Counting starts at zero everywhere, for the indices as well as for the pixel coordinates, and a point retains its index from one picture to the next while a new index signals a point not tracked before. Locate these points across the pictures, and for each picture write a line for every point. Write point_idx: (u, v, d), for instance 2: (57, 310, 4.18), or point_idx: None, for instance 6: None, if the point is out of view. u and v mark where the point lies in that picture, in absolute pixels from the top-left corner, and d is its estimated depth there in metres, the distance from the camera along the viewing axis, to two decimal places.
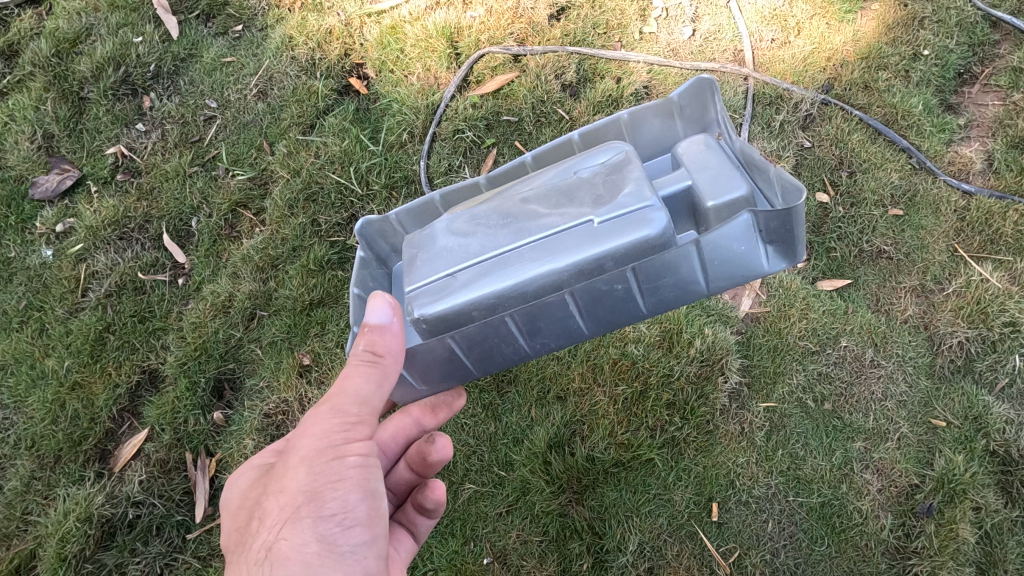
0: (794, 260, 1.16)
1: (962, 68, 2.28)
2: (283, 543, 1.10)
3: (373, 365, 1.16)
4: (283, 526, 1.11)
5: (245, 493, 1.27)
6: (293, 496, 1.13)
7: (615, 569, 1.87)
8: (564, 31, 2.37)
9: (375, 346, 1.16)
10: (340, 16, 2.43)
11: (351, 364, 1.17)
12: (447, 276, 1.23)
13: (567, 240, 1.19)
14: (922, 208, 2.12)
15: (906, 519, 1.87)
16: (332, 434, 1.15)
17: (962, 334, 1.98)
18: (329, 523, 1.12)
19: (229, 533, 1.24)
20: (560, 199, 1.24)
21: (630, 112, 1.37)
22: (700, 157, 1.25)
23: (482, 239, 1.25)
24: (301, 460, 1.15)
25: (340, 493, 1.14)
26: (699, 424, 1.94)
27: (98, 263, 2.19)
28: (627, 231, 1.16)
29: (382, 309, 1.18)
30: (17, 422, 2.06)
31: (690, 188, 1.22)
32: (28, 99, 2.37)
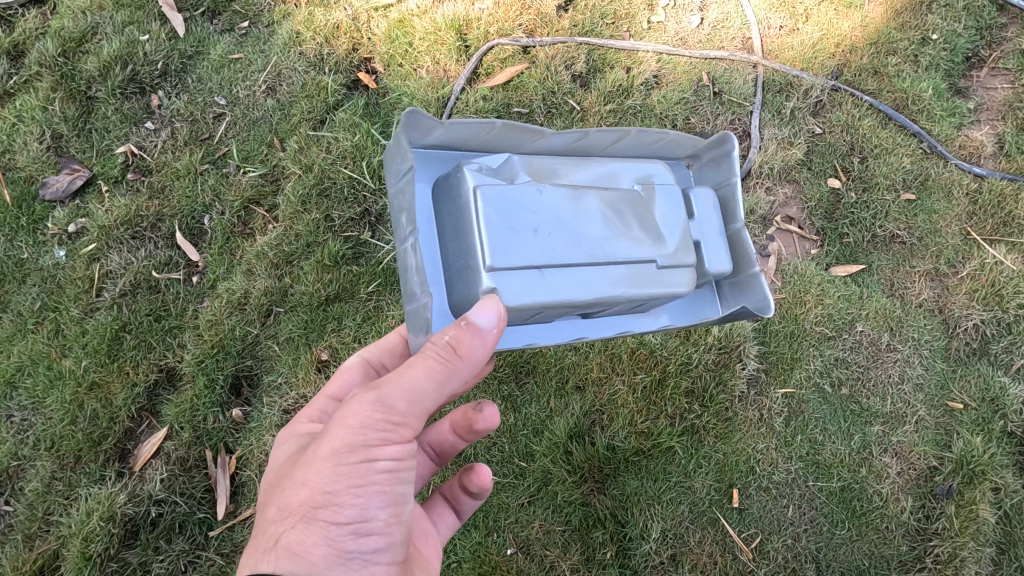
0: None
1: (969, 51, 2.28)
2: (293, 540, 1.11)
3: (445, 361, 1.11)
4: (297, 522, 1.12)
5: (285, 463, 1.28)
6: (315, 491, 1.12)
7: (638, 557, 1.89)
8: (573, 22, 2.36)
9: (458, 342, 1.10)
10: (347, 10, 2.40)
11: (423, 353, 1.12)
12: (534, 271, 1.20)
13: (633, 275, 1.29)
14: (935, 191, 2.12)
15: (925, 501, 1.89)
16: (370, 432, 1.12)
17: (977, 316, 1.99)
18: (343, 530, 1.12)
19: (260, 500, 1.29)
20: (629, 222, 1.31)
21: (679, 134, 1.43)
22: (710, 215, 1.44)
23: (568, 238, 1.24)
24: (329, 454, 1.12)
25: (359, 501, 1.12)
26: (718, 411, 1.95)
27: (111, 262, 2.18)
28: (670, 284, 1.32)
29: (490, 312, 1.09)
30: (36, 423, 2.06)
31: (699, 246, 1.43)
32: (35, 99, 2.35)
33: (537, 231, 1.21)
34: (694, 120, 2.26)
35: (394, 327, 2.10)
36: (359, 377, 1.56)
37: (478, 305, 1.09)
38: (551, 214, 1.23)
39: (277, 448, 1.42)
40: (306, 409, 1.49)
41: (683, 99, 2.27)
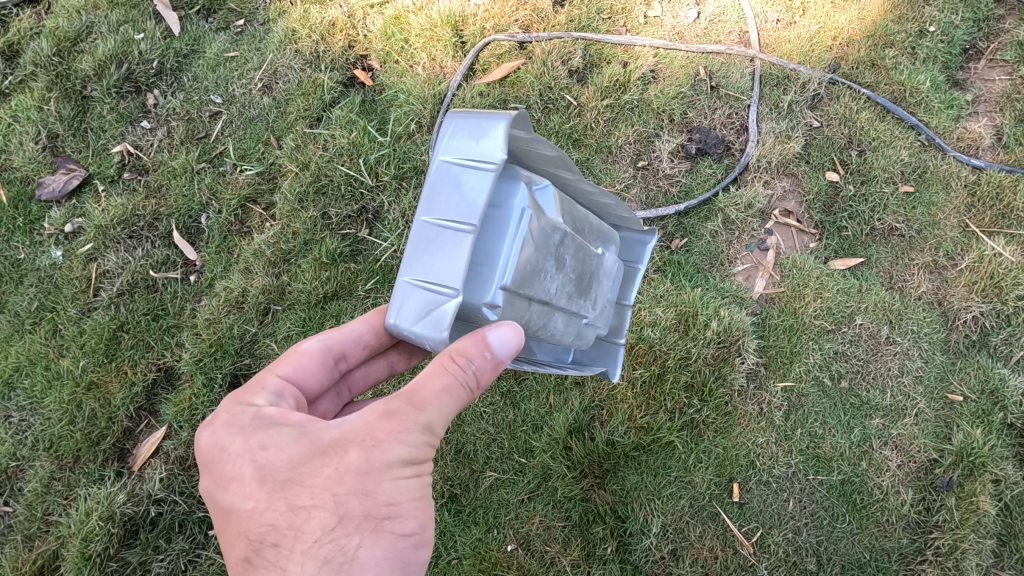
0: None
1: (967, 44, 2.26)
2: (362, 556, 1.10)
3: (474, 386, 1.10)
4: (364, 538, 1.11)
5: (293, 464, 1.15)
6: (376, 506, 1.11)
7: (639, 552, 1.89)
8: (569, 17, 2.35)
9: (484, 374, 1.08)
10: (342, 7, 2.40)
11: (453, 375, 1.07)
12: (524, 300, 1.10)
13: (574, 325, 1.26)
14: (933, 184, 2.11)
15: (926, 493, 1.89)
16: (419, 447, 1.12)
17: (976, 309, 1.99)
18: (405, 542, 1.15)
19: (269, 504, 1.13)
20: (587, 275, 1.29)
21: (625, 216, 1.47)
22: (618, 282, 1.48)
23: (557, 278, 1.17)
24: (387, 469, 1.11)
25: (417, 514, 1.16)
26: (717, 406, 1.94)
27: (108, 262, 2.17)
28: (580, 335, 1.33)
29: (510, 338, 1.04)
30: (34, 423, 2.05)
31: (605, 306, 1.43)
32: (31, 99, 2.35)
33: (546, 267, 1.12)
34: (691, 115, 2.25)
35: None
36: (317, 364, 1.42)
37: (500, 325, 1.04)
38: (561, 259, 1.17)
39: (245, 445, 1.20)
40: (262, 394, 1.30)
41: (680, 93, 2.26)
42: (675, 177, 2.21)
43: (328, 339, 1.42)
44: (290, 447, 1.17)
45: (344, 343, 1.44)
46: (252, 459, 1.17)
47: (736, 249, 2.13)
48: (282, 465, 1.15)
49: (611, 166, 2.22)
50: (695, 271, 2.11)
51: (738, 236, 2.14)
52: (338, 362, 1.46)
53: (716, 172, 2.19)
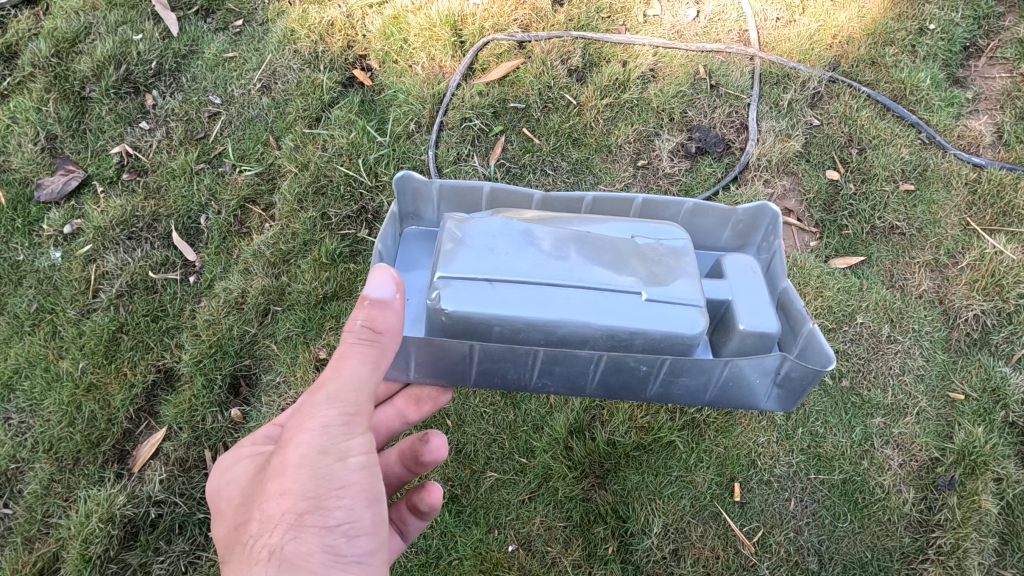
0: (786, 407, 1.38)
1: (967, 41, 2.27)
2: (288, 551, 1.10)
3: (372, 344, 1.16)
4: (287, 533, 1.11)
5: (241, 487, 1.24)
6: (297, 500, 1.12)
7: (640, 552, 1.87)
8: (568, 16, 2.36)
9: (375, 322, 1.16)
10: (342, 7, 2.41)
11: (348, 343, 1.17)
12: (485, 281, 1.26)
13: (615, 303, 1.26)
14: (934, 182, 2.11)
15: (928, 492, 1.88)
16: (332, 428, 1.14)
17: (978, 307, 1.98)
18: (335, 533, 1.14)
19: (224, 530, 1.20)
20: (617, 256, 1.32)
21: (693, 203, 1.45)
22: (747, 277, 1.37)
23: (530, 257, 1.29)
24: (301, 459, 1.13)
25: (345, 501, 1.15)
26: (718, 405, 1.95)
27: (108, 263, 2.17)
28: (674, 324, 1.25)
29: (386, 284, 1.17)
30: (33, 425, 2.05)
31: (728, 304, 1.34)
32: (30, 100, 2.34)
33: (495, 250, 1.29)
34: (691, 113, 2.25)
35: None
36: None
37: (373, 280, 1.17)
38: (523, 240, 1.31)
39: (217, 483, 1.33)
40: (251, 436, 1.44)
41: (680, 92, 2.26)
42: (674, 176, 2.19)
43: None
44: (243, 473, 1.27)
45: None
46: (220, 495, 1.29)
47: None
48: (236, 492, 1.25)
49: (610, 164, 2.19)
50: None
51: None
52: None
53: (716, 171, 2.18)
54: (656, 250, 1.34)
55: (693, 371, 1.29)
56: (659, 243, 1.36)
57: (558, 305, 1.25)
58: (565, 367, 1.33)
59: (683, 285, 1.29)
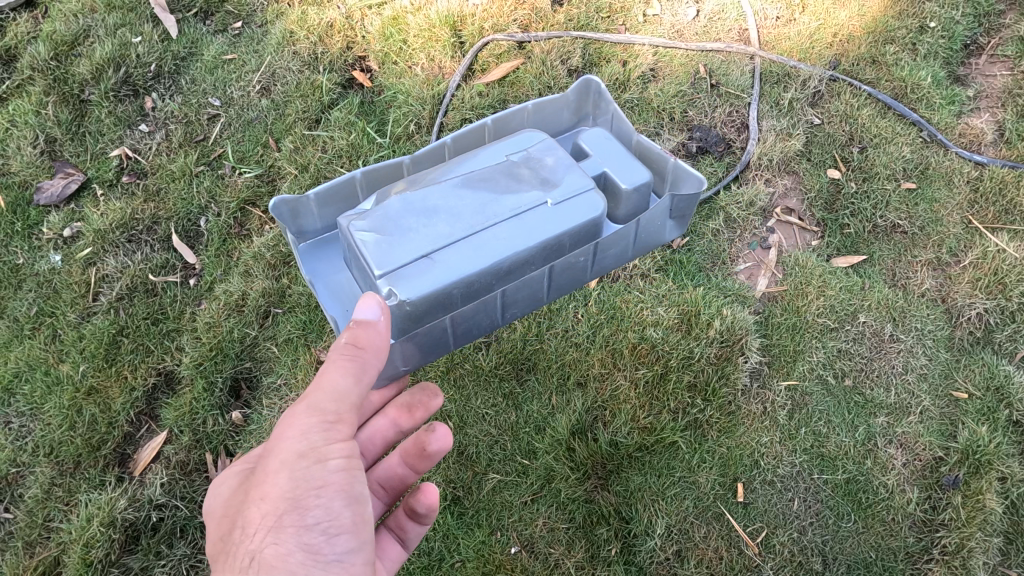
0: (682, 230, 1.70)
1: (968, 39, 2.28)
2: (267, 552, 1.11)
3: (353, 358, 1.18)
4: (266, 534, 1.13)
5: (230, 500, 1.28)
6: (276, 503, 1.15)
7: (643, 553, 1.86)
8: (568, 16, 2.36)
9: (357, 338, 1.19)
10: (341, 9, 2.41)
11: (330, 358, 1.20)
12: (422, 259, 1.35)
13: (535, 219, 1.43)
14: (935, 180, 2.11)
15: (931, 492, 1.87)
16: (312, 436, 1.17)
17: (980, 305, 1.97)
18: (314, 532, 1.14)
19: (214, 540, 1.24)
20: (507, 180, 1.46)
21: (533, 104, 1.66)
22: (605, 146, 1.63)
23: (446, 216, 1.39)
24: (281, 465, 1.16)
25: (323, 500, 1.16)
26: (721, 405, 1.93)
27: (108, 266, 2.16)
28: (588, 215, 1.47)
29: (370, 306, 1.20)
30: (34, 429, 2.04)
31: (606, 175, 1.58)
32: (29, 103, 2.34)
33: (413, 227, 1.37)
34: (691, 113, 2.24)
35: None
36: None
37: (360, 303, 1.20)
38: (424, 205, 1.40)
39: (211, 499, 1.37)
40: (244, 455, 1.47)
41: (680, 91, 2.25)
42: None
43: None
44: (234, 487, 1.31)
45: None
46: (214, 508, 1.34)
47: (738, 247, 2.12)
48: (225, 504, 1.29)
49: None
50: (697, 270, 2.09)
51: (740, 234, 2.13)
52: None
53: (717, 171, 2.17)
54: (535, 159, 1.50)
55: (617, 241, 1.54)
56: (532, 154, 1.52)
57: (498, 246, 1.39)
58: (523, 292, 1.48)
59: (572, 180, 1.48)
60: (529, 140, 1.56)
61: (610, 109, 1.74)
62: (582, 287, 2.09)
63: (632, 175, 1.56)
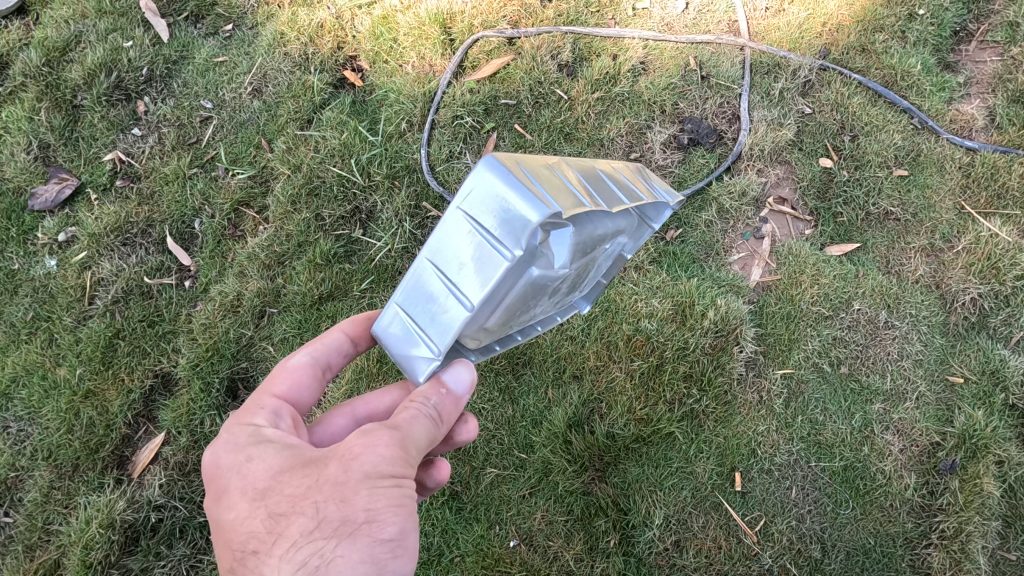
0: None
1: (957, 26, 2.23)
2: (338, 561, 1.00)
3: (436, 420, 1.10)
4: (339, 544, 1.01)
5: (281, 481, 1.10)
6: (353, 513, 1.02)
7: (642, 544, 1.88)
8: (557, 11, 2.33)
9: (445, 407, 1.10)
10: (331, 9, 2.39)
11: (414, 405, 1.09)
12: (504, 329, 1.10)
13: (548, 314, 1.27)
14: (927, 166, 2.10)
15: (929, 477, 1.87)
16: (396, 460, 1.05)
17: (974, 290, 1.97)
18: (384, 547, 1.04)
19: (253, 520, 1.07)
20: (582, 273, 1.22)
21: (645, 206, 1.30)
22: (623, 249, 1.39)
23: (548, 298, 1.13)
24: (362, 477, 1.03)
25: (398, 518, 1.05)
26: (716, 395, 1.93)
27: (102, 270, 2.17)
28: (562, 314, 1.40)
29: (463, 378, 1.10)
30: (32, 433, 2.05)
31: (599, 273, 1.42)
32: (22, 110, 2.34)
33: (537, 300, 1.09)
34: (682, 105, 2.24)
35: None
36: (310, 379, 1.38)
37: (454, 367, 1.09)
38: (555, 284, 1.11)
39: (235, 457, 1.15)
40: (259, 412, 1.25)
41: (670, 84, 2.25)
42: (667, 168, 2.20)
43: (314, 350, 1.38)
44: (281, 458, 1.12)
45: (328, 354, 1.39)
46: (239, 472, 1.14)
47: (731, 238, 2.13)
48: (269, 479, 1.11)
49: (602, 158, 2.21)
50: (690, 261, 2.10)
51: (733, 224, 2.13)
52: (326, 372, 1.42)
53: (709, 162, 2.18)
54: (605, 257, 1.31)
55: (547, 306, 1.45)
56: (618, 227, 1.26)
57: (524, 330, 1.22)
58: None
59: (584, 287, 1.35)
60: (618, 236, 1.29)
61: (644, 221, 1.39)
62: None
63: (591, 293, 1.45)
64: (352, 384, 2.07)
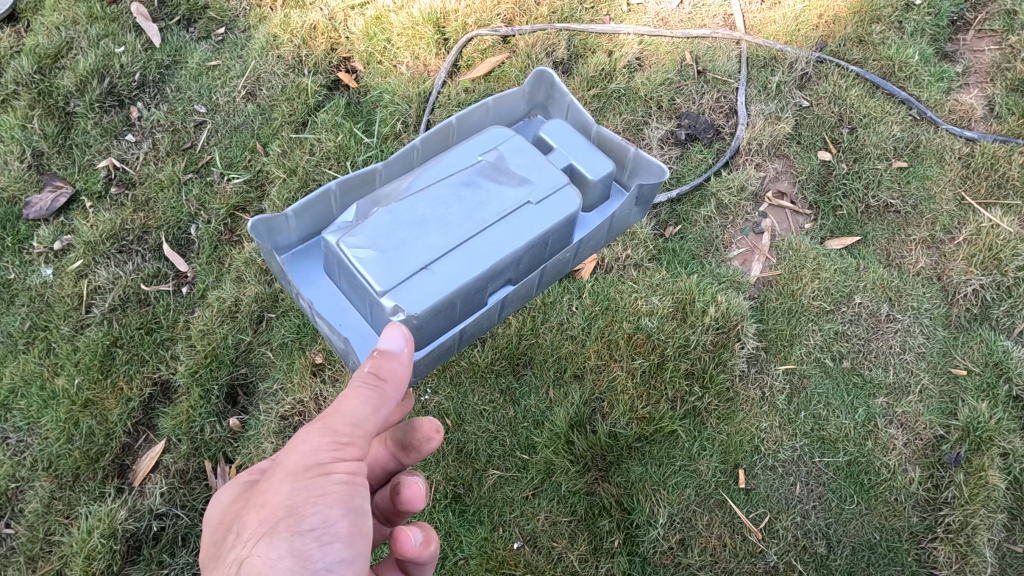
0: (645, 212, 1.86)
1: (954, 15, 2.26)
2: (255, 559, 1.04)
3: (374, 388, 1.15)
4: (258, 542, 1.06)
5: (231, 507, 1.20)
6: (274, 510, 1.07)
7: (646, 544, 1.87)
8: (551, 9, 2.34)
9: (379, 369, 1.17)
10: (324, 11, 2.38)
11: (349, 386, 1.16)
12: (423, 269, 1.40)
13: (515, 222, 1.51)
14: (926, 158, 2.09)
15: (934, 471, 1.86)
16: (320, 452, 1.10)
17: (976, 281, 1.97)
18: (307, 539, 1.05)
19: (212, 546, 1.18)
20: (491, 191, 1.53)
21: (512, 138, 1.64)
22: (566, 139, 1.73)
23: (446, 232, 1.45)
24: (285, 475, 1.09)
25: (320, 509, 1.07)
26: (719, 392, 1.92)
27: (99, 277, 2.15)
28: (555, 206, 1.55)
29: (396, 336, 1.20)
30: (32, 444, 2.04)
31: (572, 166, 1.70)
32: (14, 118, 2.31)
33: (406, 238, 1.43)
34: (679, 100, 2.23)
35: None
36: None
37: (385, 333, 1.20)
38: (412, 217, 1.45)
39: (210, 506, 1.29)
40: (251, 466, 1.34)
41: (666, 79, 2.23)
42: (665, 164, 2.16)
43: None
44: (239, 487, 1.24)
45: None
46: (213, 507, 1.27)
47: (730, 233, 2.11)
48: (223, 510, 1.21)
49: None
50: (690, 258, 2.08)
51: (732, 220, 2.12)
52: None
53: (706, 158, 2.16)
54: (511, 171, 1.57)
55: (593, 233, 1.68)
56: (505, 155, 1.59)
57: (479, 242, 1.46)
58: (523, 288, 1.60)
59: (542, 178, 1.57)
60: (506, 152, 1.60)
61: (563, 100, 1.88)
62: (575, 279, 2.08)
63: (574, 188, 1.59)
64: None
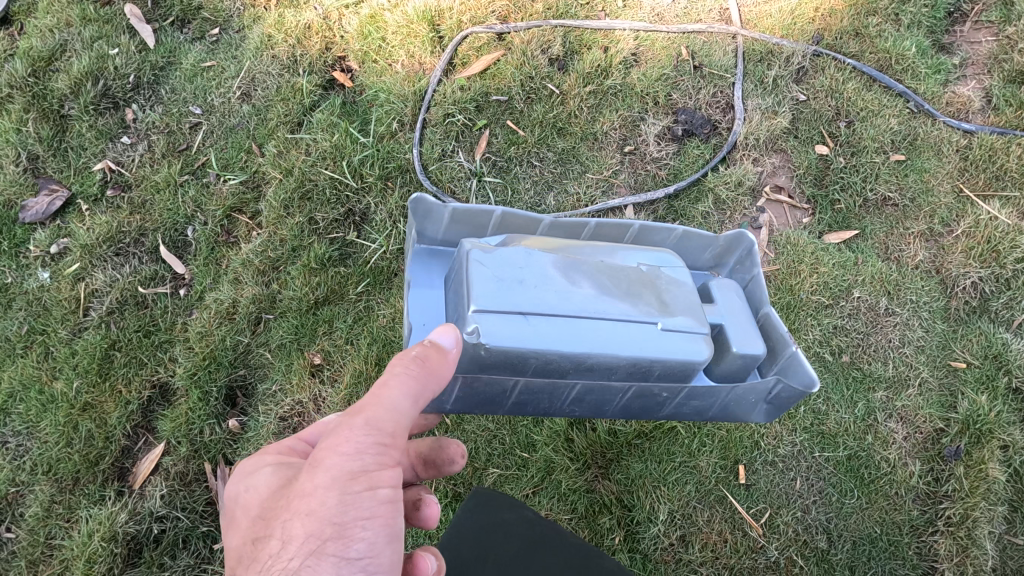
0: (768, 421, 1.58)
1: (951, 7, 2.23)
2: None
3: (416, 374, 1.15)
4: (304, 557, 1.04)
5: (267, 500, 1.16)
6: (321, 525, 1.06)
7: (647, 541, 1.87)
8: (546, 5, 2.31)
9: (426, 354, 1.16)
10: (318, 10, 2.37)
11: (392, 369, 1.15)
12: (522, 316, 1.30)
13: (633, 333, 1.35)
14: (924, 150, 2.09)
15: (934, 464, 1.87)
16: (365, 458, 1.09)
17: (975, 274, 1.97)
18: (352, 565, 1.07)
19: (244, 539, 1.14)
20: (631, 285, 1.41)
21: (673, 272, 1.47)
22: (736, 302, 1.51)
23: (561, 299, 1.33)
24: (331, 484, 1.07)
25: (368, 533, 1.08)
26: None
27: (96, 280, 2.15)
28: (682, 346, 1.37)
29: (447, 336, 1.22)
30: (31, 447, 2.03)
31: (722, 329, 1.47)
32: (8, 121, 2.30)
33: (530, 282, 1.33)
34: (676, 96, 2.22)
35: (384, 325, 2.08)
36: None
37: (440, 330, 1.22)
38: (550, 271, 1.36)
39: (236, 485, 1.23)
40: (274, 443, 1.34)
41: (663, 75, 2.23)
42: (662, 160, 2.17)
43: None
44: (272, 476, 1.20)
45: None
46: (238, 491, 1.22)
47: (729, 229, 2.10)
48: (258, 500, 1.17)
49: (596, 152, 2.18)
50: None
51: (730, 215, 2.11)
52: None
53: (704, 153, 2.16)
54: (652, 288, 1.43)
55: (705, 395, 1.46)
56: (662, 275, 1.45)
57: (591, 330, 1.32)
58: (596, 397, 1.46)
59: (682, 313, 1.41)
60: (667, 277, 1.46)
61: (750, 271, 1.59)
62: None
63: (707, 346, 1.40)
64: (351, 389, 2.01)
